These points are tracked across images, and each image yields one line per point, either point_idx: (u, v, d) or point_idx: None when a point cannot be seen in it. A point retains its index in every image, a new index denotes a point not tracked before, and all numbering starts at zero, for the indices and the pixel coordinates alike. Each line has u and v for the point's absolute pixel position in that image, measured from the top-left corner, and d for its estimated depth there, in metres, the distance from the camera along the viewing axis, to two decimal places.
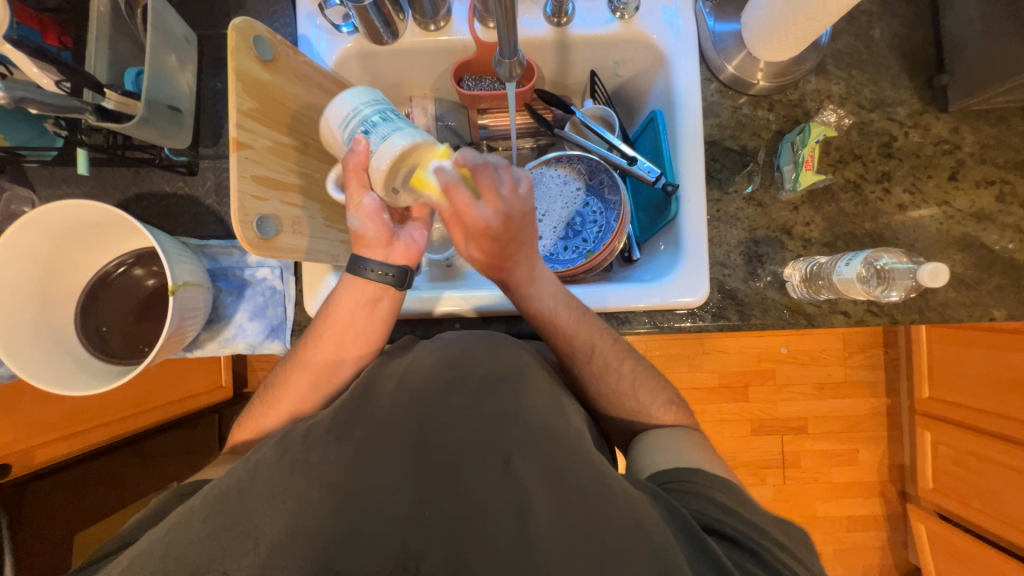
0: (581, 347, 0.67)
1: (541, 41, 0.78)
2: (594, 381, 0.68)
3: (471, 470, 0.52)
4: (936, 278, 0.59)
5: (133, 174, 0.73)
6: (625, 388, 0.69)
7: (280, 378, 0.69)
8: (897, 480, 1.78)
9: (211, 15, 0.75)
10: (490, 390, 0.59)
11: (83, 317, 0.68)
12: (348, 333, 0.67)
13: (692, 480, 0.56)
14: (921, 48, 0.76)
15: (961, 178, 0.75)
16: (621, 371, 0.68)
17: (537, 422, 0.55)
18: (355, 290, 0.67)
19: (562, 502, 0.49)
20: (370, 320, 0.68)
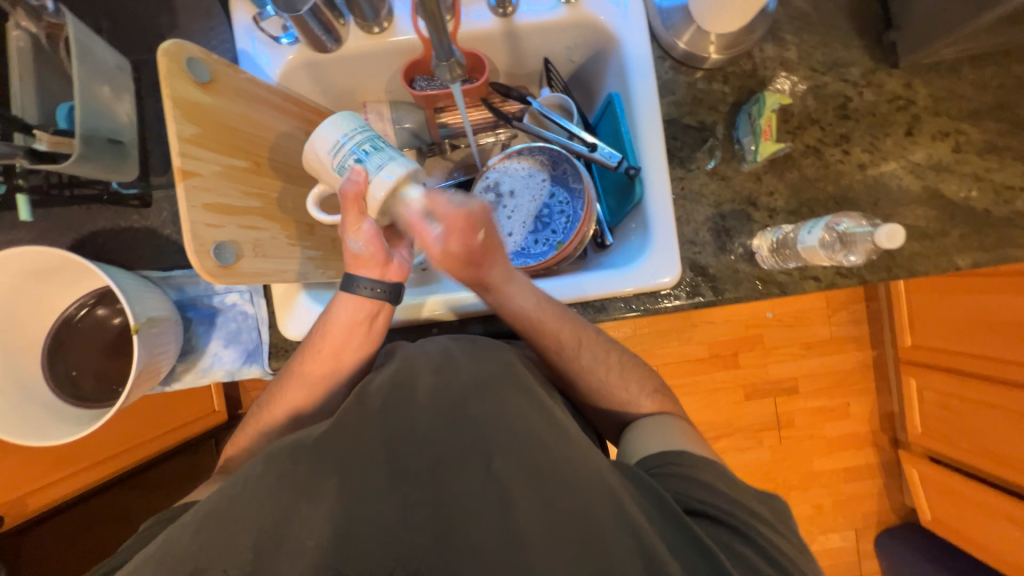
0: (564, 342, 0.68)
1: (488, 33, 0.76)
2: (580, 376, 0.69)
3: (454, 473, 0.52)
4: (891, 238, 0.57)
5: (83, 211, 0.70)
6: (607, 374, 0.69)
7: (272, 391, 0.69)
8: (888, 428, 1.83)
9: (145, 38, 0.72)
10: (472, 389, 0.58)
11: (51, 364, 0.66)
12: (340, 350, 0.67)
13: (676, 462, 0.57)
14: (868, 5, 0.76)
15: (917, 132, 0.76)
16: (595, 363, 0.69)
17: (516, 417, 0.55)
18: (351, 306, 0.66)
19: (545, 495, 0.50)
20: (364, 335, 0.68)
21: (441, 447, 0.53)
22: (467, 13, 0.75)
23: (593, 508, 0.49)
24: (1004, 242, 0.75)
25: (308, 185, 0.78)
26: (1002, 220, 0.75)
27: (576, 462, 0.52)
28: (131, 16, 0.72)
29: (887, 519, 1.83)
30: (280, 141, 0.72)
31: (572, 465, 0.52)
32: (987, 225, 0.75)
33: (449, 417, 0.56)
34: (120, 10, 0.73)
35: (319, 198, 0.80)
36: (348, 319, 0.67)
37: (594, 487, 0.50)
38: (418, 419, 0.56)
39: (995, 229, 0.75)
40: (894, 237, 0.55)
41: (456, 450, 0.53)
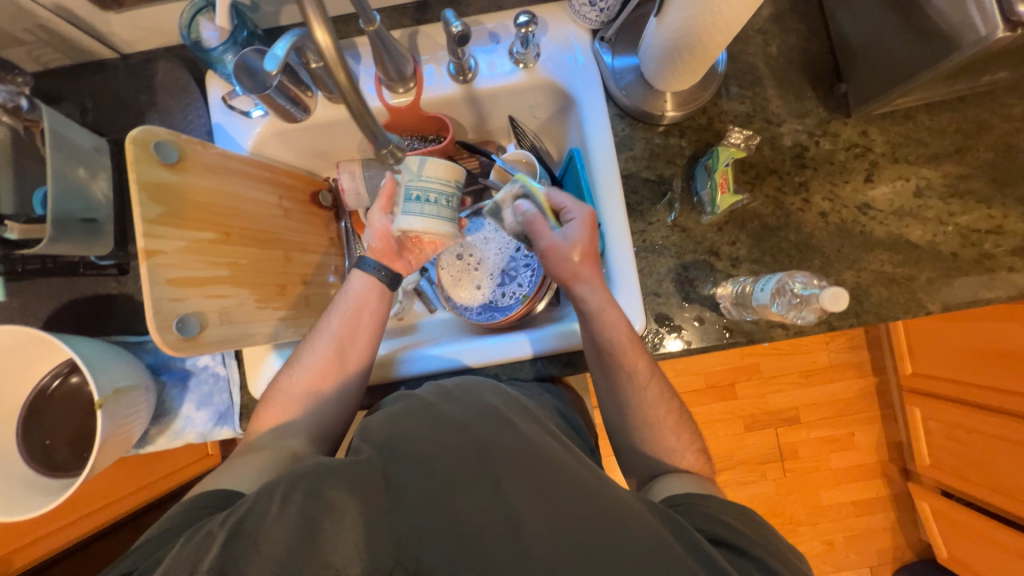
0: (638, 370, 0.67)
1: (449, 97, 0.80)
2: (639, 408, 0.68)
3: (460, 495, 0.50)
4: (835, 301, 0.57)
5: (64, 281, 0.73)
6: (665, 414, 0.68)
7: (286, 374, 0.71)
8: (897, 458, 1.76)
9: (127, 117, 0.77)
10: (474, 415, 0.59)
11: (26, 435, 0.68)
12: (360, 315, 0.73)
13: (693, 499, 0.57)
14: (818, 57, 0.78)
15: (877, 178, 0.76)
16: (649, 396, 0.68)
17: (518, 443, 0.54)
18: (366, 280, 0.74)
19: (551, 512, 0.48)
20: (381, 301, 0.75)
21: (444, 473, 0.52)
22: (428, 79, 0.78)
23: (595, 526, 0.47)
24: (973, 285, 0.74)
25: (280, 247, 0.80)
26: (970, 263, 0.74)
27: (580, 484, 0.51)
28: (115, 98, 0.77)
29: (902, 555, 1.75)
30: (251, 208, 0.75)
31: (577, 485, 0.50)
32: (954, 268, 0.75)
33: (454, 440, 0.56)
34: (104, 92, 0.78)
35: (292, 259, 0.82)
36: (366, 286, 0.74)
37: (594, 501, 0.49)
38: (413, 451, 0.55)
39: (963, 272, 0.74)
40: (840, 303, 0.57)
41: (460, 479, 0.52)
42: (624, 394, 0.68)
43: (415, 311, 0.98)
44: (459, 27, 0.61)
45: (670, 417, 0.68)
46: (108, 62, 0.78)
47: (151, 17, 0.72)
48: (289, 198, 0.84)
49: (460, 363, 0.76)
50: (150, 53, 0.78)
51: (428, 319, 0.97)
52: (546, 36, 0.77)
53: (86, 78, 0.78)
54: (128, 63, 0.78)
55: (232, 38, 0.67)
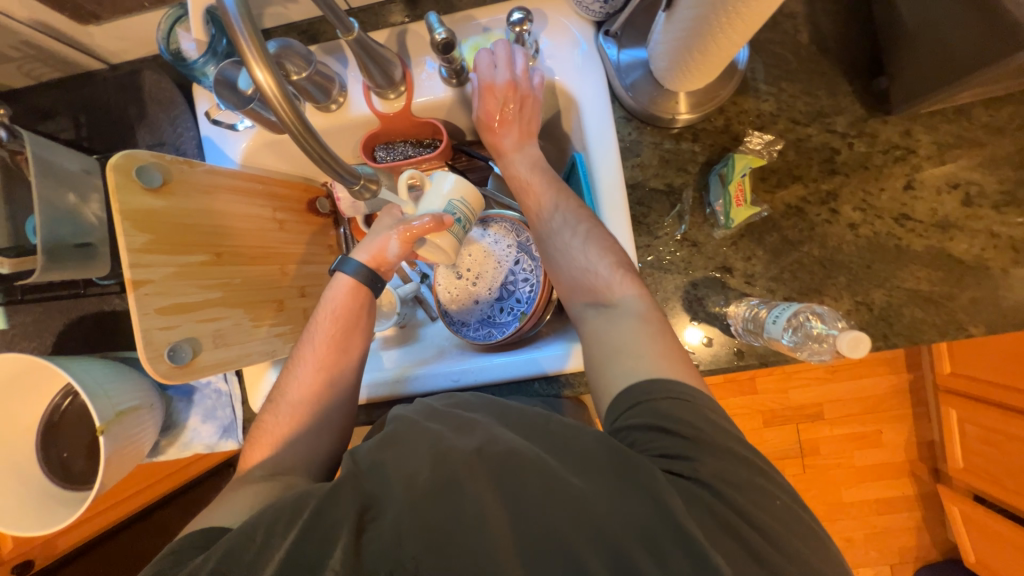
0: (546, 205, 0.66)
1: (442, 102, 0.75)
2: (578, 256, 0.62)
3: (434, 504, 0.46)
4: (855, 349, 0.53)
5: (71, 299, 0.75)
6: (603, 254, 0.62)
7: (274, 406, 0.66)
8: (927, 458, 1.68)
9: (119, 131, 0.76)
10: (451, 423, 0.53)
11: (44, 448, 0.71)
12: (346, 327, 0.68)
13: (648, 403, 0.49)
14: (857, 45, 0.69)
15: (918, 185, 0.68)
16: (584, 238, 0.63)
17: (494, 446, 0.49)
18: (349, 287, 0.69)
19: (526, 524, 0.44)
20: (368, 306, 0.70)
21: (415, 491, 0.47)
22: (418, 83, 0.73)
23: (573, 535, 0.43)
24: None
25: (275, 261, 0.79)
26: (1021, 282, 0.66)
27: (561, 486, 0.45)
28: (107, 111, 0.76)
29: (926, 555, 1.69)
30: (243, 225, 0.74)
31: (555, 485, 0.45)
32: (1003, 288, 0.66)
33: (426, 449, 0.50)
34: (96, 106, 0.76)
35: (288, 272, 0.81)
36: (347, 296, 0.69)
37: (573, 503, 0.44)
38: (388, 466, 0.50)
39: (1013, 292, 0.66)
40: (865, 353, 0.55)
41: (430, 492, 0.47)
42: (561, 245, 0.64)
43: (417, 319, 0.96)
44: (443, 34, 0.57)
45: (584, 234, 0.63)
46: (97, 74, 0.77)
47: (132, 27, 0.69)
48: (284, 209, 0.82)
49: (454, 383, 0.75)
50: (138, 63, 0.76)
51: (430, 327, 0.95)
52: (544, 31, 0.71)
53: (78, 91, 0.77)
54: (117, 74, 0.76)
55: (211, 49, 0.64)
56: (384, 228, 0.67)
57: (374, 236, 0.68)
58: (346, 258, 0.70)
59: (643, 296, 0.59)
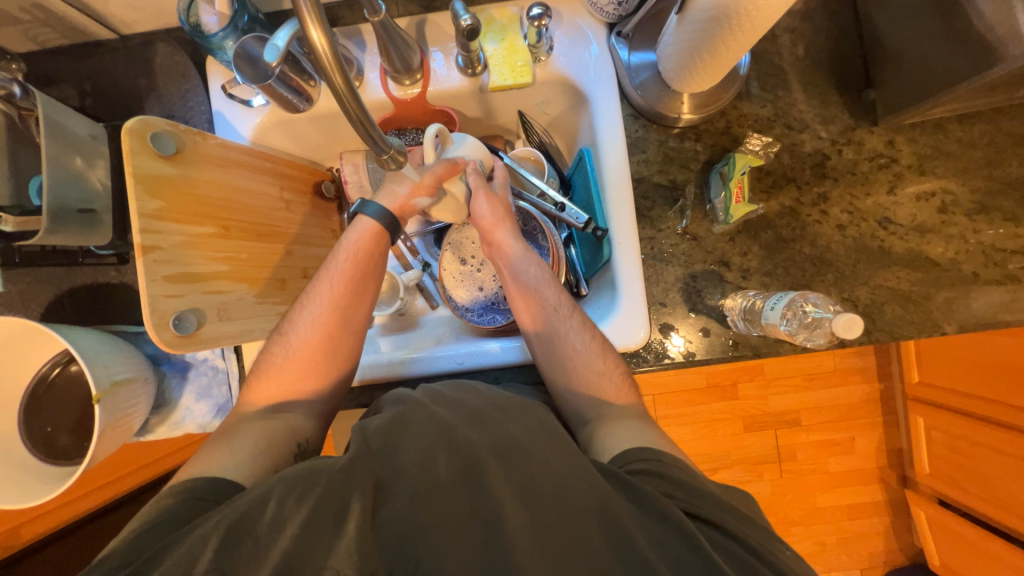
0: (561, 303, 0.69)
1: (456, 91, 0.77)
2: (567, 341, 0.66)
3: (447, 491, 0.49)
4: (849, 330, 0.57)
5: (64, 269, 0.73)
6: (590, 341, 0.66)
7: (283, 339, 0.65)
8: (896, 464, 1.75)
9: (126, 101, 0.75)
10: (463, 416, 0.57)
11: (27, 421, 0.69)
12: (364, 273, 0.67)
13: (653, 460, 0.52)
14: (847, 61, 0.74)
15: (900, 192, 0.73)
16: (574, 338, 0.66)
17: (502, 437, 0.53)
18: (369, 232, 0.68)
19: (530, 507, 0.47)
20: (383, 248, 0.69)
21: (430, 473, 0.50)
22: (435, 71, 0.75)
23: (572, 515, 0.46)
24: (995, 308, 0.71)
25: (280, 240, 0.79)
26: (993, 284, 0.71)
27: (563, 473, 0.49)
28: (113, 80, 0.75)
29: (894, 559, 1.75)
30: (253, 201, 0.74)
31: (557, 472, 0.49)
32: (975, 289, 0.72)
33: (441, 438, 0.53)
34: (103, 75, 0.75)
35: (292, 252, 0.81)
36: (364, 241, 0.68)
37: (571, 488, 0.48)
38: (401, 451, 0.53)
39: (985, 294, 0.71)
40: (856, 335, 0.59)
41: (442, 478, 0.50)
42: (552, 347, 0.67)
43: (417, 307, 0.97)
44: (468, 21, 0.59)
45: (594, 343, 0.65)
46: (107, 43, 0.76)
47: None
48: (291, 189, 0.82)
49: (460, 366, 0.76)
50: (149, 35, 0.76)
51: (430, 315, 0.96)
52: (559, 29, 0.74)
53: (85, 59, 0.75)
54: (126, 45, 0.76)
55: (232, 23, 0.65)
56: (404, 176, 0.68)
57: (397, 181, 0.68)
58: (366, 202, 0.69)
59: (620, 371, 0.65)
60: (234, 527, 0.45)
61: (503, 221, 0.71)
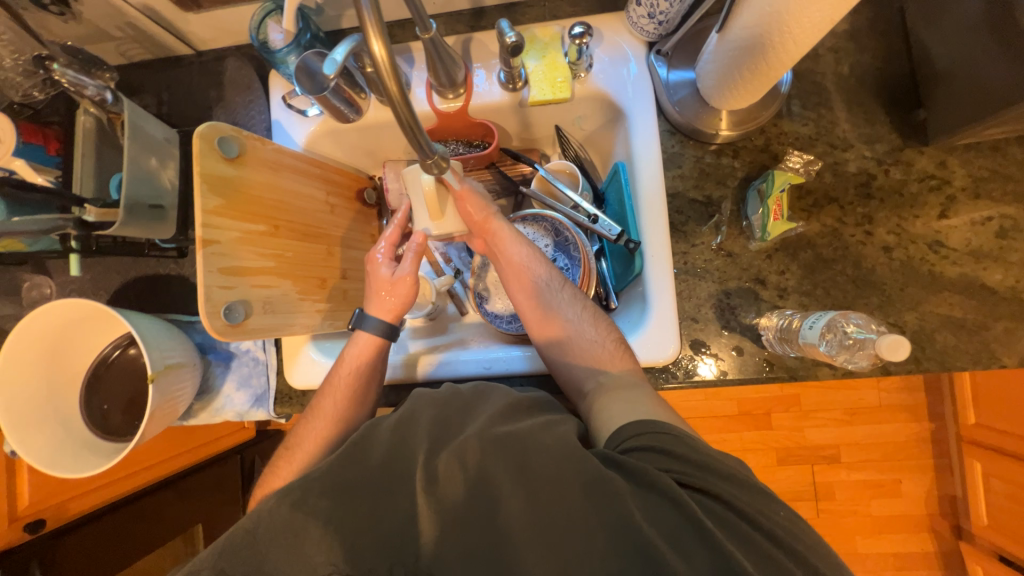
0: (552, 278, 0.71)
1: (497, 105, 0.80)
2: (561, 311, 0.69)
3: (462, 491, 0.48)
4: (892, 352, 0.54)
5: (131, 260, 0.79)
6: (583, 311, 0.69)
7: (287, 453, 0.66)
8: (949, 513, 1.60)
9: (196, 110, 0.82)
10: (461, 412, 0.56)
11: (87, 397, 0.74)
12: (365, 380, 0.70)
13: (663, 435, 0.52)
14: (895, 81, 0.72)
15: (953, 215, 0.70)
16: (568, 309, 0.69)
17: (501, 430, 0.52)
18: (369, 344, 0.72)
19: (541, 520, 0.46)
20: (383, 357, 0.72)
21: (442, 468, 0.49)
22: (477, 87, 0.78)
23: (579, 512, 0.46)
24: None
25: (324, 241, 0.83)
26: None
27: (566, 467, 0.48)
28: (187, 91, 0.83)
29: None
30: (302, 203, 0.78)
31: (562, 468, 0.48)
32: None
33: (441, 435, 0.53)
34: (179, 86, 0.83)
35: (334, 253, 0.85)
36: (367, 353, 0.71)
37: (574, 484, 0.47)
38: (409, 445, 0.53)
39: None
40: (903, 359, 0.56)
41: (446, 474, 0.49)
42: (550, 322, 0.69)
43: (447, 313, 0.99)
44: (513, 38, 0.62)
45: (586, 312, 0.69)
46: (184, 58, 0.84)
47: (226, 18, 0.76)
48: (336, 194, 0.86)
49: (486, 371, 0.78)
50: (221, 51, 0.83)
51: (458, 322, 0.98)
52: (600, 47, 0.76)
53: (165, 72, 0.83)
54: (201, 60, 0.83)
55: (296, 40, 0.70)
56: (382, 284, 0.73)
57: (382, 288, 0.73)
58: (361, 314, 0.72)
59: (614, 334, 0.68)
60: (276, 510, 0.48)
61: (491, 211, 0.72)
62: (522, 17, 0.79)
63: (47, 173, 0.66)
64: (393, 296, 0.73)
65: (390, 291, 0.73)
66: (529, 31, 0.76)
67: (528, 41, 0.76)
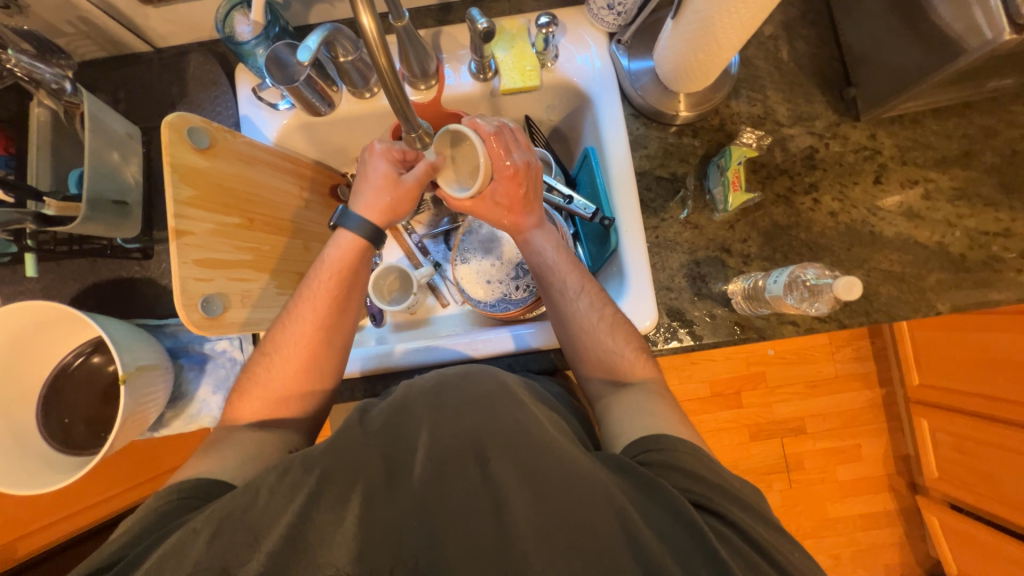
0: (569, 285, 0.71)
1: (469, 95, 0.83)
2: (579, 319, 0.69)
3: (458, 467, 0.50)
4: (849, 292, 0.61)
5: (90, 264, 0.74)
6: (600, 321, 0.68)
7: (266, 360, 0.66)
8: (905, 471, 1.71)
9: (157, 108, 0.80)
10: (467, 405, 0.55)
11: (46, 412, 0.70)
12: (343, 289, 0.68)
13: (665, 449, 0.54)
14: (827, 64, 0.81)
15: (885, 180, 0.78)
16: (589, 318, 0.68)
17: (512, 426, 0.52)
18: (352, 244, 0.69)
19: (539, 500, 0.47)
20: (365, 257, 0.70)
21: (443, 449, 0.51)
22: (448, 78, 0.81)
23: (577, 496, 0.47)
24: (984, 285, 0.75)
25: (300, 236, 0.82)
26: (978, 264, 0.76)
27: (570, 462, 0.49)
28: (146, 88, 0.80)
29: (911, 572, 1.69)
30: (277, 198, 0.77)
31: (560, 462, 0.49)
32: (963, 269, 0.76)
33: (448, 427, 0.53)
34: (137, 83, 0.80)
35: (311, 248, 0.84)
36: (350, 255, 0.69)
37: (576, 479, 0.48)
38: (405, 430, 0.54)
39: (971, 272, 0.76)
40: (857, 298, 0.62)
41: (449, 458, 0.50)
42: (568, 325, 0.70)
43: (428, 305, 0.99)
44: (484, 24, 0.65)
45: (604, 322, 0.68)
46: (142, 55, 0.81)
47: (188, 12, 0.75)
48: (310, 189, 0.85)
49: (473, 353, 0.79)
50: (183, 47, 0.81)
51: (440, 313, 0.98)
52: (564, 39, 0.80)
53: (121, 70, 0.80)
54: (161, 56, 0.81)
55: (264, 32, 0.70)
56: (374, 181, 0.68)
57: (375, 192, 0.68)
58: (345, 212, 0.69)
59: (634, 348, 0.67)
60: (272, 495, 0.48)
61: (518, 219, 0.73)
62: (489, 12, 0.83)
63: None
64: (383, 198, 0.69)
65: (383, 192, 0.68)
66: (499, 28, 0.79)
67: (499, 37, 0.79)
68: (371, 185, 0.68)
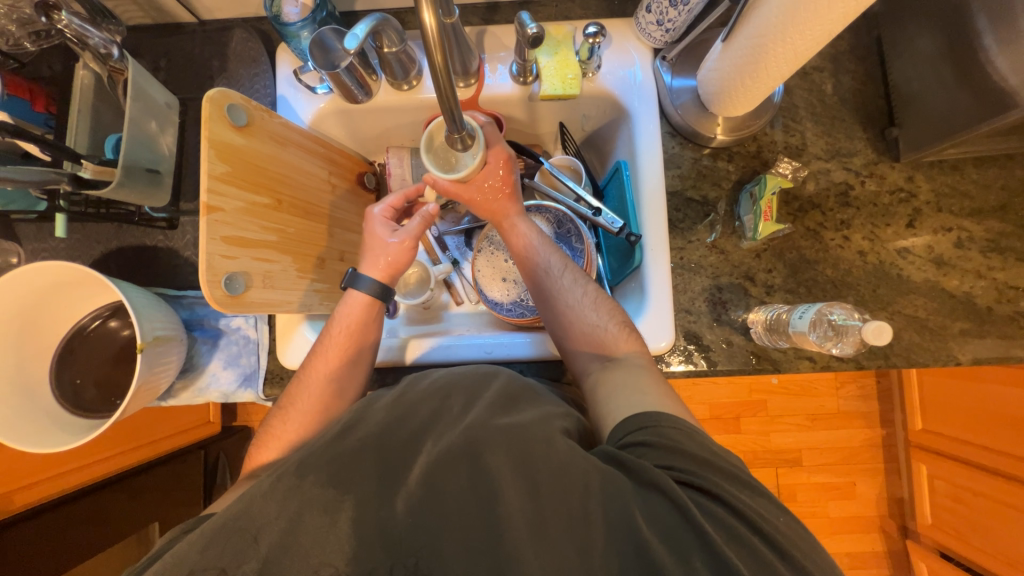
0: (553, 264, 0.72)
1: (507, 97, 0.82)
2: (562, 295, 0.70)
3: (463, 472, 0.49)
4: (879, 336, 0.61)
5: (115, 228, 0.74)
6: (584, 296, 0.69)
7: (282, 413, 0.66)
8: (896, 514, 1.69)
9: (197, 79, 0.80)
10: (473, 404, 0.55)
11: (59, 369, 0.71)
12: (357, 341, 0.70)
13: (651, 426, 0.53)
14: (872, 102, 0.79)
15: (918, 225, 0.77)
16: (571, 295, 0.70)
17: (512, 425, 0.51)
18: (363, 304, 0.72)
19: (542, 509, 0.46)
20: (376, 314, 0.72)
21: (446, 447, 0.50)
22: (488, 78, 0.81)
23: (580, 506, 0.46)
24: (1010, 339, 0.74)
25: (324, 221, 0.82)
26: (1005, 318, 0.74)
27: (570, 465, 0.48)
28: (187, 58, 0.80)
29: None
30: (306, 181, 0.77)
31: (569, 472, 0.47)
32: (988, 321, 0.75)
33: (453, 428, 0.52)
34: (178, 53, 0.80)
35: (334, 234, 0.84)
36: (359, 312, 0.71)
37: (576, 479, 0.47)
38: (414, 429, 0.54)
39: (996, 325, 0.74)
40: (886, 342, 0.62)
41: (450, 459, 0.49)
42: (551, 302, 0.70)
43: (442, 302, 0.99)
44: (534, 29, 0.65)
45: (587, 297, 0.69)
46: (186, 26, 0.81)
47: None
48: (338, 174, 0.85)
49: (485, 356, 0.78)
50: (226, 22, 0.81)
51: (453, 311, 0.98)
52: (609, 50, 0.80)
53: (163, 38, 0.81)
54: (204, 28, 0.81)
55: (312, 16, 0.70)
56: (380, 245, 0.73)
57: (384, 254, 0.73)
58: (356, 274, 0.72)
59: (619, 324, 0.67)
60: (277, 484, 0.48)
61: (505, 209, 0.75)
62: (536, 15, 0.83)
63: (32, 128, 0.64)
64: (393, 254, 0.73)
65: (390, 253, 0.73)
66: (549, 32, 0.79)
67: (546, 44, 0.78)
68: (376, 251, 0.73)
